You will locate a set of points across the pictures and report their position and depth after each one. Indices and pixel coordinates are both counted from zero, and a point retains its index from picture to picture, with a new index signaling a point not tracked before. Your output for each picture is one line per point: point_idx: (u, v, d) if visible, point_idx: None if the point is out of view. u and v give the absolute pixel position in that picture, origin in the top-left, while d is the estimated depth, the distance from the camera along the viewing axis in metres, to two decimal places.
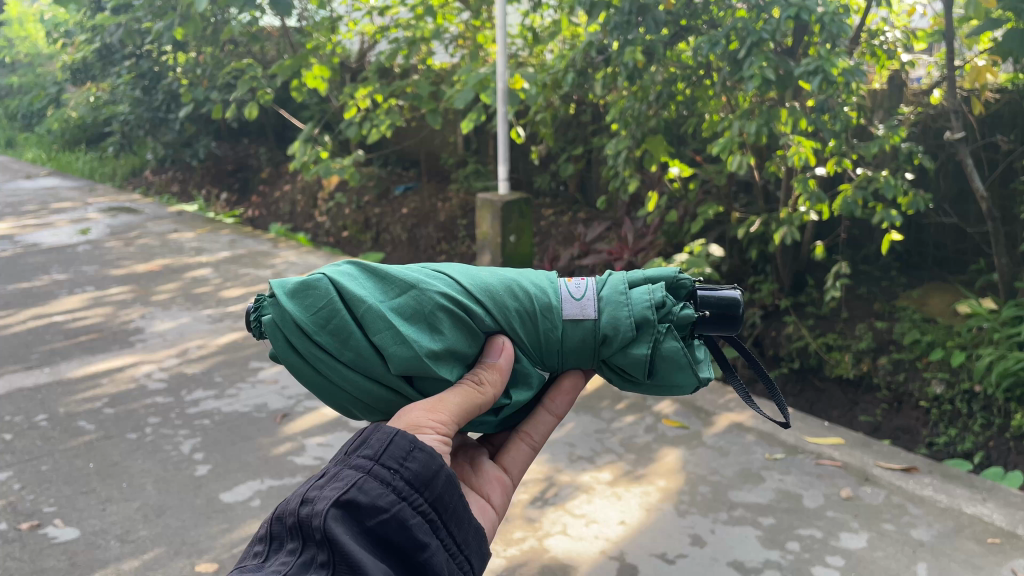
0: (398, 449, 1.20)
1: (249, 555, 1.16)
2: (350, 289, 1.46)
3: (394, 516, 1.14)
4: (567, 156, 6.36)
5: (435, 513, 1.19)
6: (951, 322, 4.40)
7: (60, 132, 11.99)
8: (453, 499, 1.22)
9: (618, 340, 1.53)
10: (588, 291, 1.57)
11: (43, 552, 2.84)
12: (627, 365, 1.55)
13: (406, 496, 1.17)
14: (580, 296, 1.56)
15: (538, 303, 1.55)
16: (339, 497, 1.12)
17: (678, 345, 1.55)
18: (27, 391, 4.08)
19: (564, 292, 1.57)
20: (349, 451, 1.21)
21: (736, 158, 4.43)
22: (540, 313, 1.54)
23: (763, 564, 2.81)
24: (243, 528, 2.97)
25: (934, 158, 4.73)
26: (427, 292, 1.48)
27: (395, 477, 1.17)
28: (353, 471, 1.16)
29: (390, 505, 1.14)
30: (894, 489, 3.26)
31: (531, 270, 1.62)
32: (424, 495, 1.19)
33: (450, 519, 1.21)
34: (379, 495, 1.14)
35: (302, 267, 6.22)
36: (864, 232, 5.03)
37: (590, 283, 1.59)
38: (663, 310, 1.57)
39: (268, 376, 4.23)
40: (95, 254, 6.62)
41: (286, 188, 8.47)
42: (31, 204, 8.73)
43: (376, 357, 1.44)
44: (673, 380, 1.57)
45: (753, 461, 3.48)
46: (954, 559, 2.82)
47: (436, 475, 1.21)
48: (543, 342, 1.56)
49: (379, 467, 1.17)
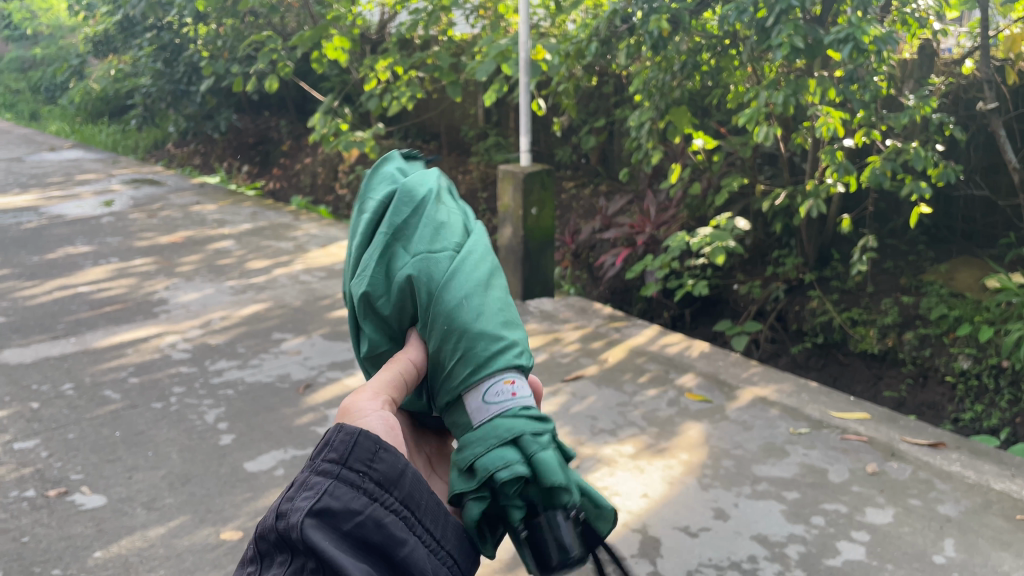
0: (364, 449, 1.00)
1: None
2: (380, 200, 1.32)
3: (371, 517, 0.97)
4: (589, 128, 6.30)
5: (407, 510, 1.02)
6: (980, 297, 4.29)
7: (83, 105, 12.05)
8: (424, 494, 1.05)
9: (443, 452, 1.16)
10: (502, 400, 1.12)
11: (71, 518, 2.88)
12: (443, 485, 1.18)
13: (378, 497, 0.99)
14: (475, 376, 1.12)
15: (440, 318, 1.14)
16: (313, 505, 0.94)
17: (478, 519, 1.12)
18: (54, 361, 4.12)
19: (480, 380, 1.13)
20: (306, 451, 1.01)
21: (763, 129, 4.35)
22: (435, 349, 1.16)
23: (787, 538, 2.80)
24: (267, 497, 2.99)
25: (965, 129, 4.64)
26: (393, 247, 1.23)
27: (364, 477, 0.99)
28: (320, 477, 0.97)
29: (364, 507, 0.97)
30: (921, 464, 3.23)
31: (497, 309, 1.17)
32: (396, 492, 1.01)
33: (425, 514, 1.04)
34: (352, 498, 0.96)
35: (324, 240, 6.23)
36: (891, 205, 4.87)
37: (495, 364, 1.12)
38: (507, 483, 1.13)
39: (291, 347, 4.25)
40: (119, 225, 6.66)
41: (307, 161, 8.47)
42: (56, 176, 8.80)
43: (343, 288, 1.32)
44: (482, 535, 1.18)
45: (777, 436, 3.45)
46: (982, 536, 2.79)
47: (404, 470, 1.02)
48: (430, 371, 1.18)
49: (346, 470, 0.98)
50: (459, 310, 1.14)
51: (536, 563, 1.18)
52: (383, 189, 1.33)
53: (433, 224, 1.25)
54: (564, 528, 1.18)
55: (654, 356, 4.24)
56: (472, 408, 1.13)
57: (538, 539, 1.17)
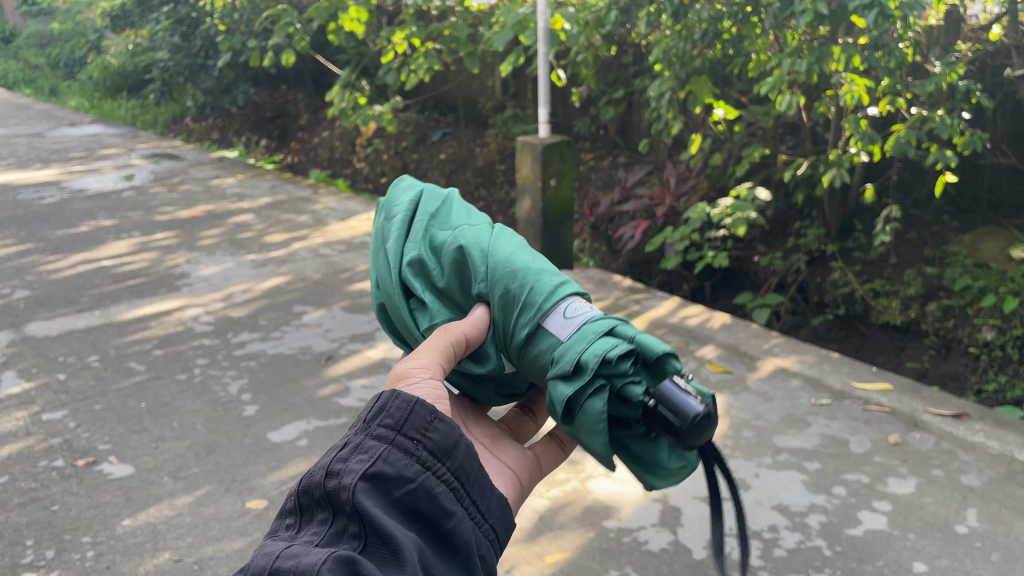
0: (420, 420, 1.24)
1: (278, 527, 1.20)
2: (425, 205, 1.81)
3: (421, 486, 1.19)
4: (608, 99, 6.24)
5: (458, 481, 1.25)
6: (1005, 268, 4.24)
7: (101, 80, 12.09)
8: (473, 468, 1.28)
9: (555, 368, 1.55)
10: (578, 317, 1.59)
11: (100, 487, 2.93)
12: (551, 400, 1.55)
13: (430, 466, 1.22)
14: (568, 315, 1.60)
15: (502, 269, 1.66)
16: (367, 469, 1.16)
17: (600, 408, 1.52)
18: (79, 333, 4.17)
19: (560, 306, 1.61)
20: (368, 419, 1.25)
21: (785, 98, 4.28)
22: (502, 295, 1.64)
23: (808, 508, 2.80)
24: (291, 466, 3.02)
25: (992, 96, 4.56)
26: (450, 234, 1.74)
27: (419, 446, 1.22)
28: (377, 442, 1.21)
29: (416, 475, 1.19)
30: (943, 435, 3.21)
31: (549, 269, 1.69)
32: (447, 464, 1.24)
33: (472, 487, 1.27)
34: (405, 466, 1.19)
35: (343, 213, 6.23)
36: (915, 174, 4.81)
37: (581, 306, 1.61)
38: (614, 368, 1.56)
39: (312, 320, 4.28)
40: (140, 199, 6.70)
41: (324, 135, 8.47)
42: (77, 151, 8.85)
43: (401, 274, 1.73)
44: (590, 438, 1.54)
45: (798, 407, 3.43)
46: (1005, 506, 2.78)
47: (456, 444, 1.26)
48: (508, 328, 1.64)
49: (401, 439, 1.22)
50: (516, 260, 1.68)
51: (669, 435, 1.48)
52: (429, 200, 1.82)
53: (472, 213, 1.81)
54: (678, 387, 1.52)
55: (673, 328, 4.23)
56: (558, 326, 1.59)
57: (663, 417, 1.49)
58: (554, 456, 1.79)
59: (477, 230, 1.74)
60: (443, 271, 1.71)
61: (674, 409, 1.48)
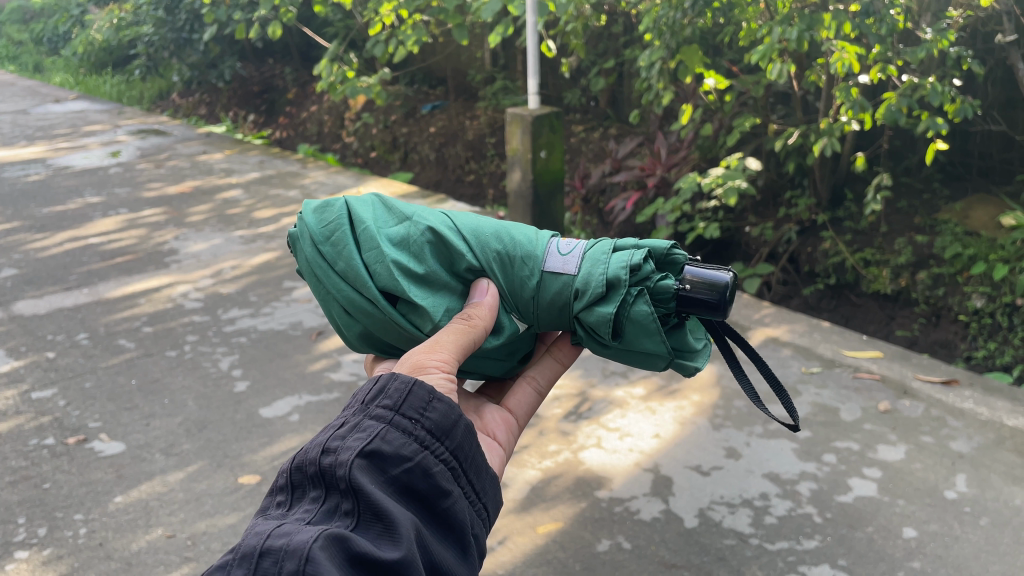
0: (418, 400, 1.24)
1: (270, 505, 1.20)
2: (360, 212, 1.73)
3: (418, 464, 1.19)
4: (598, 69, 6.20)
5: (455, 461, 1.25)
6: (995, 235, 4.22)
7: (86, 55, 11.95)
8: (471, 448, 1.29)
9: (588, 295, 1.67)
10: (575, 249, 1.75)
11: (91, 464, 2.93)
12: (596, 325, 1.67)
13: (428, 445, 1.22)
14: (565, 253, 1.74)
15: (496, 236, 1.77)
16: (364, 447, 1.16)
17: (647, 310, 1.67)
18: (68, 311, 4.15)
19: (552, 248, 1.76)
20: (366, 401, 1.25)
21: (776, 67, 4.24)
22: (505, 256, 1.74)
23: (799, 475, 2.82)
24: (283, 442, 3.02)
25: (983, 63, 4.53)
26: (415, 228, 1.73)
27: (416, 426, 1.22)
28: (375, 422, 1.21)
29: (413, 454, 1.20)
30: (933, 402, 3.23)
31: (524, 226, 1.83)
32: (445, 444, 1.25)
33: (469, 468, 1.27)
34: (402, 445, 1.19)
35: (332, 188, 6.19)
36: (906, 142, 4.79)
37: (579, 244, 1.77)
38: (641, 274, 1.70)
39: (302, 295, 4.26)
40: (127, 175, 6.64)
41: (312, 109, 8.39)
42: (62, 127, 8.76)
43: (377, 286, 1.67)
44: (642, 343, 1.70)
45: (789, 375, 3.45)
46: (994, 471, 2.80)
47: (455, 424, 1.26)
48: (519, 288, 1.74)
49: (400, 418, 1.22)
50: (501, 226, 1.80)
51: (707, 310, 1.66)
52: (361, 206, 1.76)
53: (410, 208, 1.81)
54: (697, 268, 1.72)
55: None
56: (565, 262, 1.73)
57: (693, 295, 1.68)
58: (529, 400, 1.83)
59: (432, 216, 1.77)
60: (421, 261, 1.70)
61: (707, 289, 1.66)
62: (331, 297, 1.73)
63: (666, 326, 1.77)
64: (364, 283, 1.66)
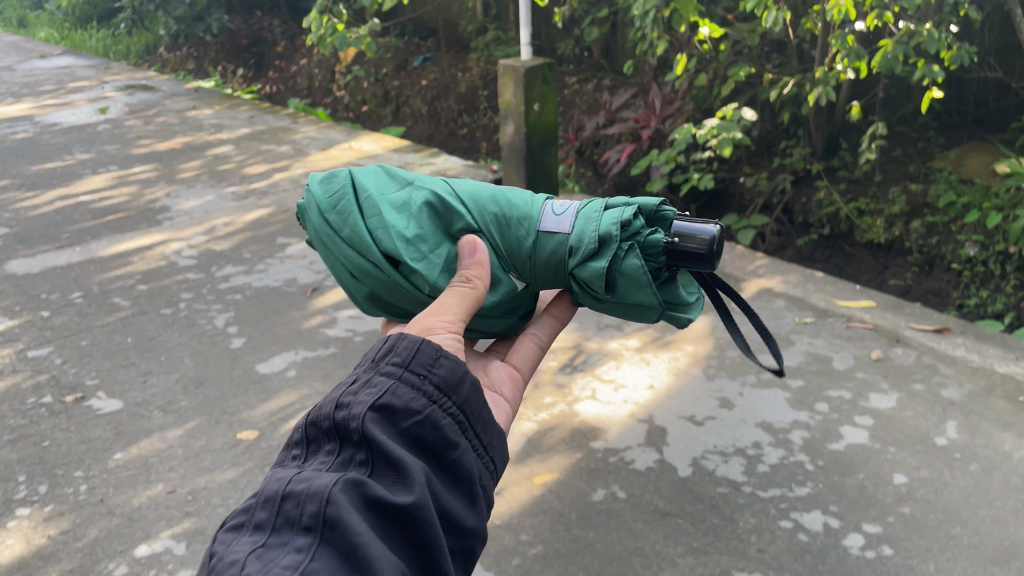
0: (426, 356, 1.26)
1: (286, 458, 1.24)
2: (364, 182, 1.74)
3: (428, 418, 1.22)
4: (591, 19, 6.11)
5: (463, 415, 1.28)
6: (989, 184, 4.23)
7: (69, 8, 11.72)
8: (477, 404, 1.31)
9: (581, 249, 1.67)
10: (569, 208, 1.74)
11: (91, 422, 2.95)
12: (588, 280, 1.67)
13: (436, 400, 1.25)
14: (559, 212, 1.73)
15: (495, 198, 1.77)
16: (375, 402, 1.20)
17: (638, 263, 1.68)
18: (61, 270, 4.13)
19: (546, 208, 1.75)
20: (376, 357, 1.27)
21: (771, 14, 4.17)
22: (506, 218, 1.75)
23: (791, 424, 2.85)
24: (281, 397, 3.04)
25: (981, 8, 4.47)
26: (417, 194, 1.74)
27: (425, 381, 1.25)
28: (385, 377, 1.24)
29: (423, 408, 1.23)
30: (925, 350, 3.26)
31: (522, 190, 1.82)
32: (452, 398, 1.27)
33: (476, 421, 1.30)
34: (411, 399, 1.22)
35: (325, 143, 6.13)
36: (901, 90, 4.76)
37: (574, 206, 1.75)
38: (631, 230, 1.70)
39: (296, 252, 4.25)
40: (116, 133, 6.56)
41: (302, 63, 8.26)
42: (48, 84, 8.63)
43: (380, 251, 1.67)
44: (633, 297, 1.70)
45: (783, 325, 3.47)
46: (985, 418, 2.84)
47: (462, 379, 1.28)
48: (516, 249, 1.73)
49: (409, 374, 1.25)
50: (501, 192, 1.79)
51: (697, 262, 1.65)
52: (365, 175, 1.77)
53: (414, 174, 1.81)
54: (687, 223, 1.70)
55: None
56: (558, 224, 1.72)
57: (682, 247, 1.67)
58: (533, 356, 1.84)
59: (434, 182, 1.77)
60: (420, 224, 1.70)
61: (696, 242, 1.65)
62: (339, 264, 1.75)
63: (659, 280, 1.77)
64: (367, 247, 1.68)
